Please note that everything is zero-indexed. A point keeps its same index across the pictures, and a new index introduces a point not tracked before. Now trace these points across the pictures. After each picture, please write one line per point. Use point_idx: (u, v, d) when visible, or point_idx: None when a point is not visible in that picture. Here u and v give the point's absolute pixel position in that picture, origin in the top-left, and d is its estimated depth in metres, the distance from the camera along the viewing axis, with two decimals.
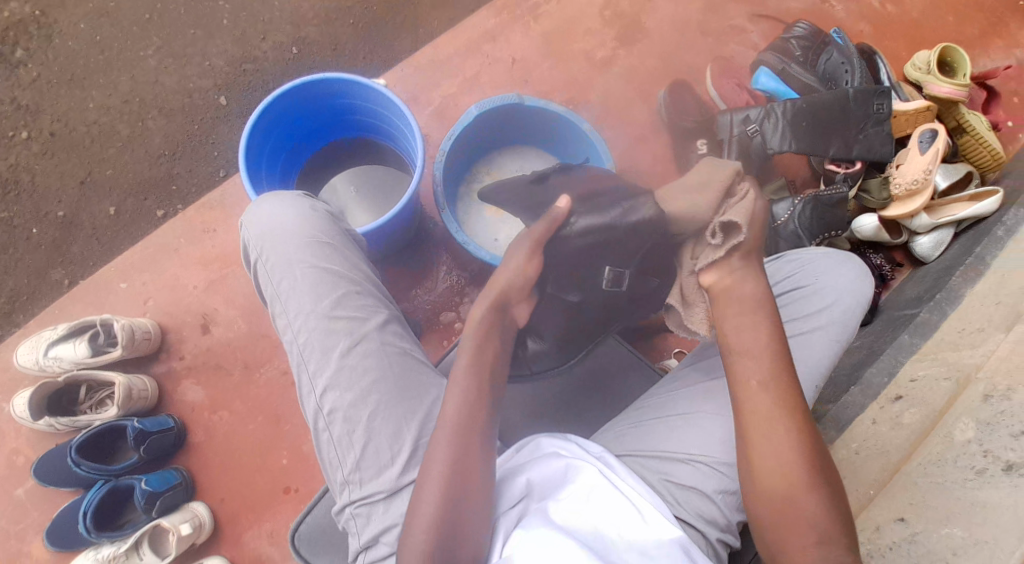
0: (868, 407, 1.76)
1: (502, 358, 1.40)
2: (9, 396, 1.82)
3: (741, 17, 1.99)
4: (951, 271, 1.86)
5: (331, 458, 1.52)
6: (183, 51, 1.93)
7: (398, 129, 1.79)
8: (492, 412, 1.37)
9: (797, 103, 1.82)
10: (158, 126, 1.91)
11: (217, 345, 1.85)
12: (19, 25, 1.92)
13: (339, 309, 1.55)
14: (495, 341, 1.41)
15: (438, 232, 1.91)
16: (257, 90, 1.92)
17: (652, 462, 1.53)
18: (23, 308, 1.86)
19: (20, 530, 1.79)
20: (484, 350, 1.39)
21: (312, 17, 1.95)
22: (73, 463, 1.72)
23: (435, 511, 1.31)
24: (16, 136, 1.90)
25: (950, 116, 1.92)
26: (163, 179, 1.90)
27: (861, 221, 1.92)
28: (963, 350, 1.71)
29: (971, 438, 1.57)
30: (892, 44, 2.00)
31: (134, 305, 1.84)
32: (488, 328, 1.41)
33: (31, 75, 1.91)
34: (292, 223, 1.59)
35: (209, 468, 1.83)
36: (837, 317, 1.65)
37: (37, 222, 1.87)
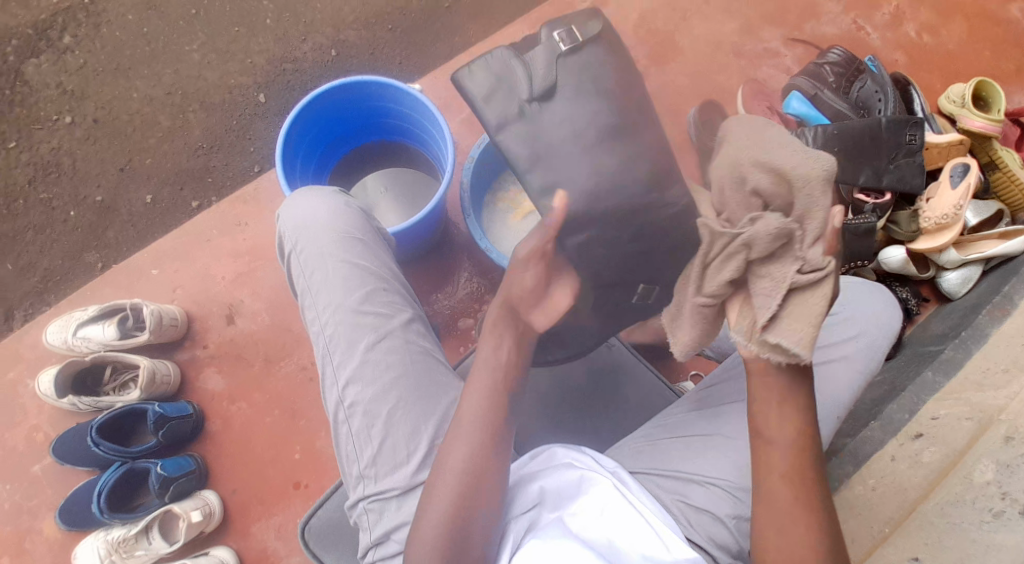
0: (887, 442, 1.73)
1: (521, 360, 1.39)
2: (33, 374, 1.86)
3: (776, 40, 2.00)
4: (978, 309, 1.83)
5: (349, 451, 1.53)
6: (226, 47, 1.98)
7: (429, 134, 1.81)
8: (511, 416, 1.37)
9: (828, 129, 1.83)
10: (198, 119, 1.96)
11: (240, 336, 1.89)
12: (68, 12, 1.98)
13: (367, 304, 1.57)
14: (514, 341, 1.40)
15: (462, 238, 1.93)
16: (295, 90, 1.97)
17: (666, 482, 1.52)
18: (56, 288, 1.90)
19: (32, 507, 1.81)
20: (502, 350, 1.38)
21: (352, 20, 1.99)
22: (92, 443, 1.74)
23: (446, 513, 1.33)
24: (61, 119, 1.96)
25: (984, 152, 1.89)
26: (199, 170, 1.95)
27: (888, 253, 1.89)
28: (987, 391, 1.69)
29: (991, 480, 1.57)
30: (928, 75, 1.99)
31: (163, 292, 1.89)
32: (502, 329, 1.39)
33: (79, 62, 1.97)
34: (328, 218, 1.63)
35: (224, 458, 1.86)
36: (862, 348, 1.63)
37: (75, 205, 1.93)
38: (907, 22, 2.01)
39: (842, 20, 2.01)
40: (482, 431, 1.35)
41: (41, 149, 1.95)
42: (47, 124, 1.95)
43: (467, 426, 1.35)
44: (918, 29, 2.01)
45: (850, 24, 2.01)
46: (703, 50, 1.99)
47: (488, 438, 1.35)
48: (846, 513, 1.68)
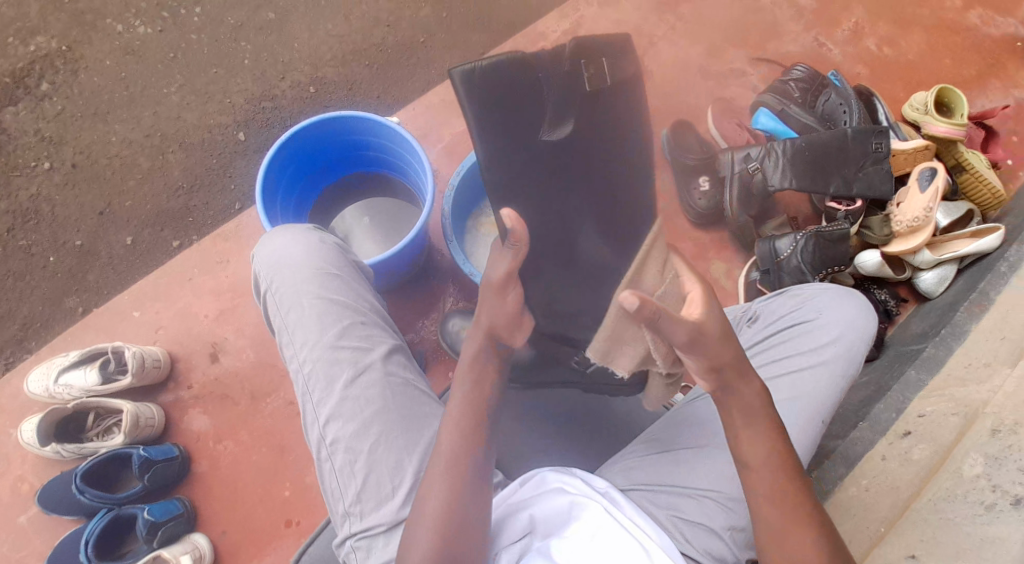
0: (877, 442, 1.72)
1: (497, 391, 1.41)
2: (16, 422, 1.82)
3: (741, 60, 2.06)
4: (956, 307, 1.86)
5: (333, 488, 1.51)
6: (204, 89, 2.01)
7: (408, 163, 1.83)
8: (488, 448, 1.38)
9: (797, 141, 1.88)
10: (178, 160, 1.97)
11: (224, 374, 1.87)
12: (46, 60, 2.01)
13: (345, 339, 1.56)
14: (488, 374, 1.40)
15: (446, 263, 1.93)
16: (276, 127, 2.00)
17: (657, 497, 1.51)
18: (37, 334, 1.88)
19: (20, 558, 1.76)
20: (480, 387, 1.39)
21: (329, 59, 2.03)
22: (77, 489, 1.70)
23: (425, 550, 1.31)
24: (39, 166, 1.96)
25: (950, 155, 1.96)
26: (180, 211, 1.95)
27: (862, 257, 1.93)
28: (970, 386, 1.72)
29: (980, 473, 1.60)
30: (889, 86, 2.06)
31: (146, 333, 1.88)
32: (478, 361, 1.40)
33: (57, 109, 1.99)
34: (302, 256, 1.62)
35: (212, 500, 1.81)
36: (841, 351, 1.62)
37: (55, 250, 1.92)
38: (867, 36, 2.08)
39: (804, 38, 2.08)
40: (457, 464, 1.35)
41: (21, 196, 1.95)
42: (26, 170, 1.96)
43: (445, 463, 1.35)
44: (878, 43, 2.08)
45: (812, 41, 2.08)
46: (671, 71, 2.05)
47: (465, 469, 1.35)
48: (844, 519, 1.66)
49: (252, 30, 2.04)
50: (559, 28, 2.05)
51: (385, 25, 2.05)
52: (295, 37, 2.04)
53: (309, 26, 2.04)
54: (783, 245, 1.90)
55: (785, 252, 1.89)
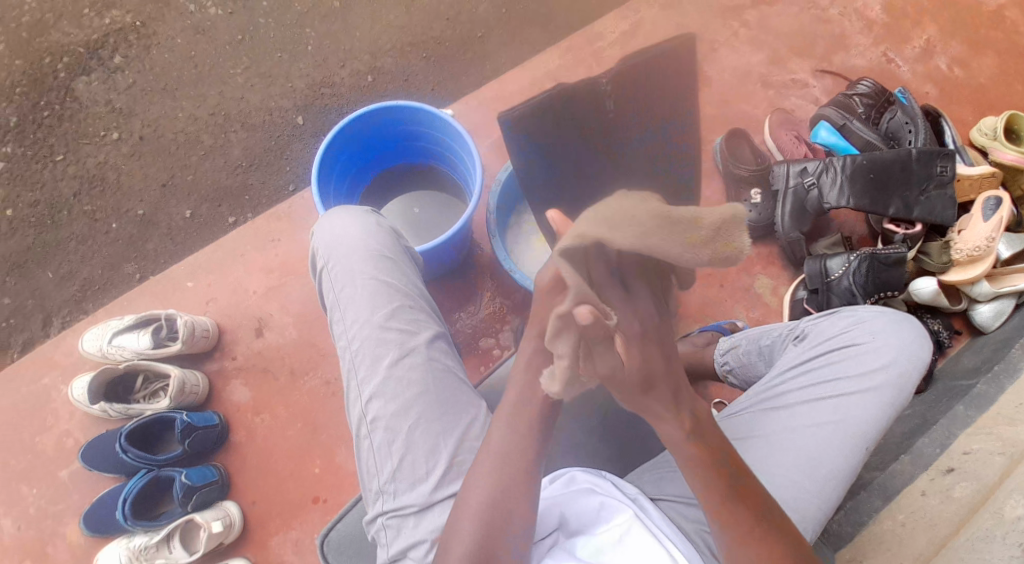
0: (918, 477, 1.69)
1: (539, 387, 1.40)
2: (67, 379, 1.90)
3: (805, 71, 2.02)
4: (1008, 345, 1.81)
5: (369, 465, 1.55)
6: (268, 72, 2.06)
7: (458, 156, 1.85)
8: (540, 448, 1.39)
9: (858, 159, 1.83)
10: (239, 139, 2.03)
11: (268, 349, 1.91)
12: (120, 33, 2.08)
13: (393, 320, 1.59)
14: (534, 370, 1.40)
15: (487, 257, 1.95)
16: (333, 112, 2.04)
17: (688, 510, 1.52)
18: (94, 297, 1.97)
19: (58, 511, 1.83)
20: (530, 383, 1.40)
21: (389, 49, 2.06)
22: (120, 449, 1.78)
23: (468, 551, 1.34)
24: (107, 136, 2.04)
25: (1016, 185, 1.88)
26: (237, 188, 2.01)
27: (918, 284, 1.87)
28: (1019, 425, 1.65)
29: (1022, 515, 1.52)
30: (958, 108, 1.99)
31: (197, 303, 1.93)
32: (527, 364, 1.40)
33: (128, 82, 2.06)
34: (360, 236, 1.65)
35: (246, 469, 1.87)
36: (892, 379, 1.58)
37: (117, 217, 2.00)
38: (939, 55, 2.02)
39: (872, 52, 2.02)
40: (509, 467, 1.37)
41: (89, 163, 2.03)
42: (95, 139, 2.04)
43: (497, 463, 1.37)
44: (949, 63, 2.01)
45: (881, 56, 2.02)
46: (731, 79, 2.02)
47: (522, 475, 1.37)
48: (875, 551, 1.62)
49: (318, 17, 2.08)
50: (619, 30, 2.01)
51: (445, 19, 2.07)
52: (357, 25, 2.07)
53: (372, 16, 2.07)
54: (835, 264, 1.85)
55: (837, 272, 1.84)
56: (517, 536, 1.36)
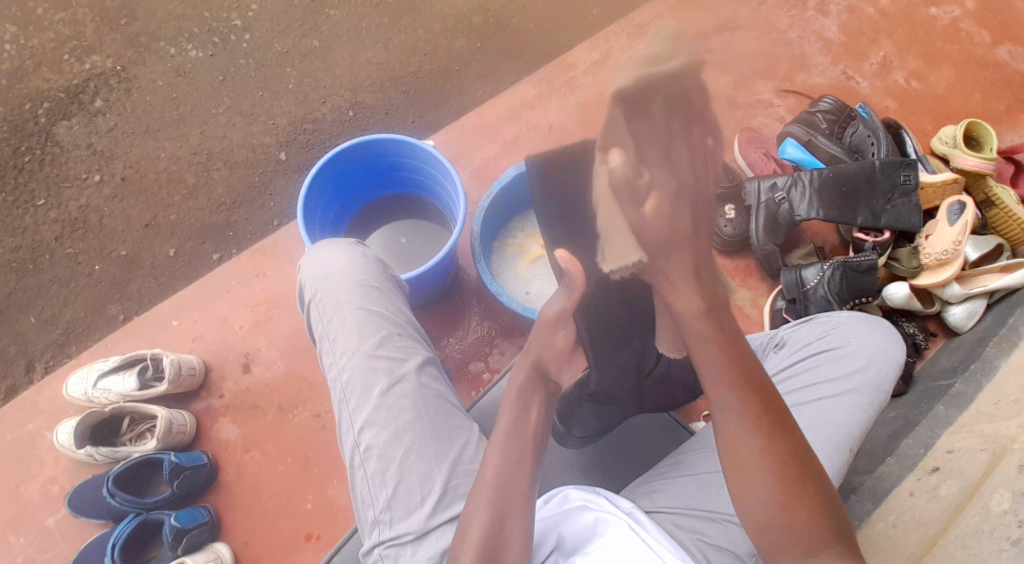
0: (905, 478, 1.70)
1: (547, 410, 1.41)
2: (52, 424, 1.88)
3: (768, 92, 2.09)
4: (984, 343, 1.86)
5: (364, 495, 1.54)
6: (250, 111, 2.09)
7: (439, 184, 1.88)
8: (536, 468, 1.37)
9: (824, 172, 1.90)
10: (222, 177, 2.05)
11: (255, 384, 1.91)
12: (100, 78, 2.12)
13: (382, 349, 1.59)
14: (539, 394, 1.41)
15: (472, 282, 1.97)
16: (315, 147, 2.07)
17: (682, 520, 1.52)
18: (76, 340, 1.96)
19: (46, 559, 1.80)
20: (529, 409, 1.39)
21: (368, 84, 2.11)
22: (107, 493, 1.75)
23: None
24: (90, 178, 2.05)
25: (979, 189, 1.96)
26: (220, 225, 2.02)
27: (890, 290, 1.93)
28: (999, 421, 1.70)
29: (1008, 509, 1.58)
30: (917, 119, 2.07)
31: (182, 341, 1.93)
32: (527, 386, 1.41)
33: (109, 124, 2.09)
34: (345, 267, 1.66)
35: (237, 508, 1.85)
36: (869, 379, 1.62)
37: (100, 259, 2.00)
38: (896, 70, 2.10)
39: (832, 70, 2.10)
40: (505, 491, 1.34)
41: (70, 207, 2.04)
42: (76, 182, 2.05)
43: (497, 486, 1.34)
44: (906, 76, 2.10)
45: (840, 74, 2.10)
46: None
47: (523, 498, 1.35)
48: (874, 556, 1.63)
49: (298, 56, 2.13)
50: (590, 58, 2.07)
51: (422, 54, 2.13)
52: (337, 64, 2.12)
53: (351, 54, 2.13)
54: (809, 273, 1.91)
55: (812, 281, 1.90)
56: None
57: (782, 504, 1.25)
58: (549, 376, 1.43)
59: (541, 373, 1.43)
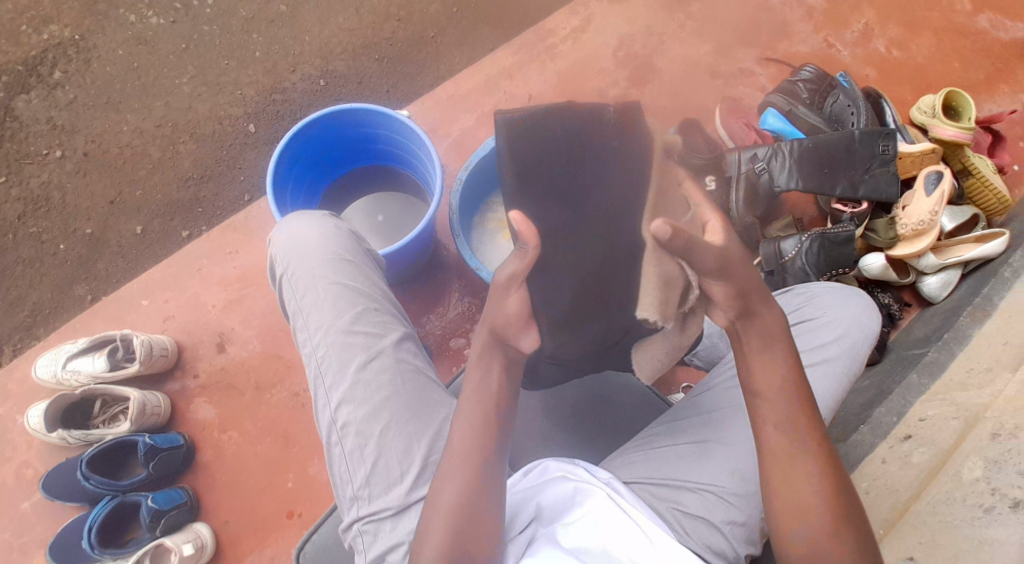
0: (877, 445, 1.74)
1: (510, 387, 1.37)
2: (22, 408, 1.83)
3: (750, 60, 2.06)
4: (958, 312, 1.87)
5: (342, 472, 1.52)
6: (216, 81, 2.02)
7: (415, 155, 1.83)
8: (502, 438, 1.36)
9: (804, 143, 1.89)
10: (189, 150, 1.99)
11: (231, 364, 1.87)
12: (59, 49, 2.03)
13: (358, 324, 1.56)
14: (498, 367, 1.36)
15: (452, 257, 1.95)
16: (286, 119, 2.01)
17: (660, 489, 1.53)
18: (44, 322, 1.90)
19: (22, 544, 1.77)
20: (489, 380, 1.36)
21: (340, 53, 2.04)
22: (82, 476, 1.71)
23: (440, 551, 1.31)
24: (50, 154, 1.98)
25: (956, 159, 1.96)
26: (189, 201, 1.97)
27: (867, 260, 1.94)
28: (971, 390, 1.71)
29: (980, 477, 1.58)
30: (897, 88, 2.06)
31: (154, 322, 1.88)
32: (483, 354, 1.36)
33: (69, 97, 2.01)
34: (318, 241, 1.62)
35: (215, 489, 1.82)
36: (845, 349, 1.62)
37: (64, 238, 1.94)
38: (877, 38, 2.09)
39: (813, 39, 2.08)
40: (471, 463, 1.33)
41: (32, 183, 1.97)
42: (37, 159, 1.98)
43: (455, 462, 1.34)
44: (887, 45, 2.08)
45: (821, 42, 2.08)
46: (681, 68, 2.03)
47: (475, 473, 1.33)
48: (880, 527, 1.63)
49: (265, 22, 2.06)
50: (569, 26, 2.04)
51: (395, 20, 2.06)
52: (307, 30, 2.05)
53: (321, 20, 2.06)
54: (788, 246, 1.91)
55: (790, 253, 1.90)
56: (486, 534, 1.33)
57: (830, 537, 1.29)
58: (510, 343, 1.35)
59: (500, 341, 1.36)
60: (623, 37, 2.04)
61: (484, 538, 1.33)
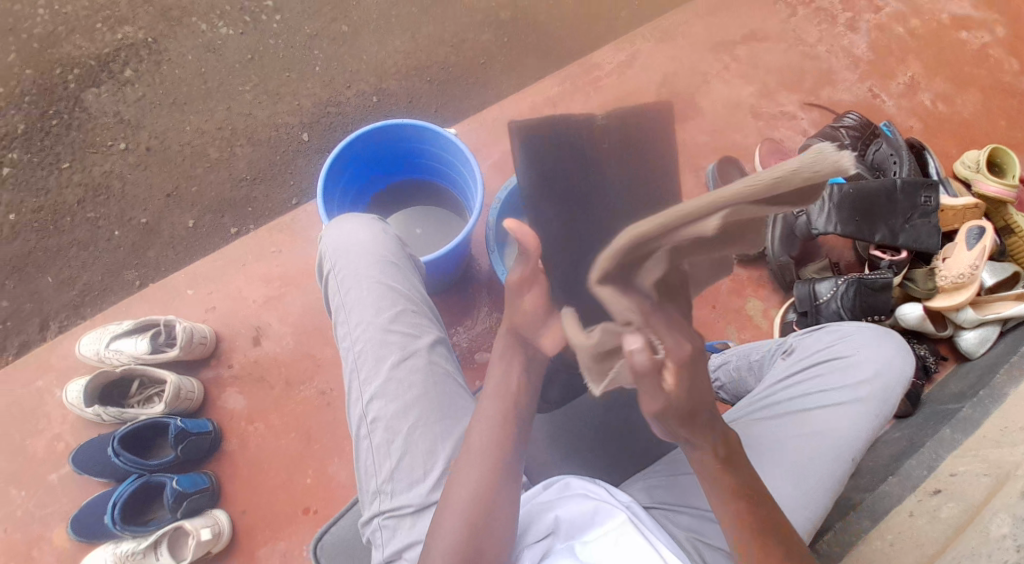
0: (906, 498, 1.68)
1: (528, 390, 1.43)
2: (61, 383, 1.91)
3: (793, 104, 2.10)
4: (993, 370, 1.85)
5: (367, 465, 1.54)
6: (277, 90, 2.12)
7: (457, 171, 1.90)
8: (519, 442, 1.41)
9: (844, 188, 1.89)
10: (244, 153, 2.08)
11: (263, 357, 1.92)
12: (131, 48, 2.15)
13: (396, 324, 1.60)
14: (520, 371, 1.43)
15: (484, 273, 1.99)
16: (337, 130, 2.10)
17: (679, 517, 1.52)
18: (91, 303, 1.99)
19: (45, 514, 1.83)
20: (510, 381, 1.42)
21: (395, 72, 2.13)
22: (113, 452, 1.78)
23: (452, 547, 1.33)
24: (115, 146, 2.09)
25: (998, 216, 1.95)
26: (241, 200, 2.05)
27: (905, 309, 1.92)
28: (1005, 448, 1.64)
29: (1007, 534, 1.48)
30: (942, 142, 2.07)
31: (195, 311, 1.95)
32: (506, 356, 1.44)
33: (138, 95, 2.12)
34: (367, 240, 1.66)
35: (236, 479, 1.86)
36: (877, 391, 1.60)
37: (120, 225, 2.04)
38: (923, 91, 2.10)
39: (858, 87, 2.11)
40: (490, 461, 1.37)
41: (94, 171, 2.07)
42: (102, 149, 2.08)
43: (475, 455, 1.37)
44: (934, 99, 2.10)
45: (867, 91, 2.10)
46: (723, 110, 2.09)
47: (494, 467, 1.37)
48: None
49: (326, 39, 2.16)
50: (615, 61, 2.09)
51: (450, 45, 2.15)
52: (364, 49, 2.15)
53: (379, 41, 2.15)
54: (823, 288, 1.91)
55: (825, 296, 1.90)
56: (501, 533, 1.35)
57: None
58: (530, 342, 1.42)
59: (521, 340, 1.42)
60: (668, 75, 2.08)
61: (500, 534, 1.35)
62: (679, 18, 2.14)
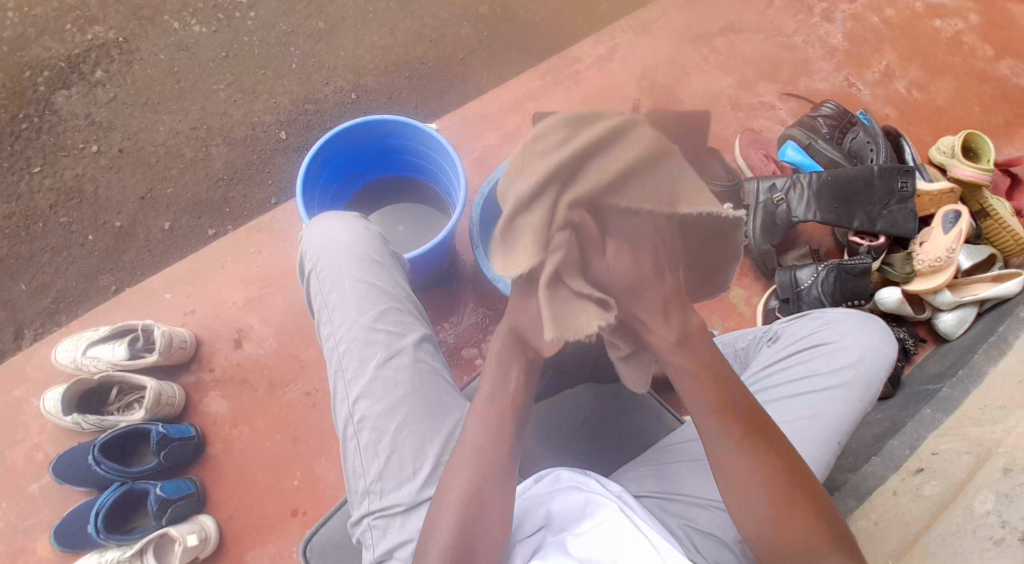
0: (889, 477, 1.70)
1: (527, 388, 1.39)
2: (38, 392, 1.87)
3: (770, 94, 2.11)
4: (973, 350, 1.86)
5: (355, 465, 1.53)
6: (253, 88, 2.09)
7: (438, 167, 1.88)
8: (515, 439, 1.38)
9: (822, 176, 1.91)
10: (221, 153, 2.05)
11: (247, 360, 1.90)
12: (102, 48, 2.11)
13: (381, 322, 1.58)
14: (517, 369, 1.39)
15: (468, 268, 1.98)
16: (315, 128, 2.07)
17: (669, 504, 1.53)
18: (68, 309, 1.95)
19: (27, 526, 1.79)
20: (508, 379, 1.38)
21: (373, 69, 2.11)
22: (94, 460, 1.73)
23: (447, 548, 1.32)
24: (86, 149, 2.05)
25: (974, 200, 1.98)
26: (218, 201, 2.02)
27: (884, 295, 1.92)
28: (986, 426, 1.68)
29: (991, 510, 1.54)
30: (916, 128, 2.09)
31: (175, 315, 1.92)
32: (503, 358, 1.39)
33: (109, 96, 2.08)
34: (348, 239, 1.64)
35: (221, 484, 1.84)
36: (861, 376, 1.61)
37: (94, 229, 2.00)
38: (897, 79, 2.13)
39: (834, 76, 2.13)
40: (484, 461, 1.35)
41: (66, 174, 2.03)
42: (74, 152, 2.04)
43: (467, 456, 1.35)
44: (908, 86, 2.12)
45: (842, 80, 2.12)
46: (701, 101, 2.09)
47: (488, 468, 1.35)
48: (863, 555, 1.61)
49: (302, 36, 2.13)
50: (594, 53, 2.09)
51: (428, 41, 2.14)
52: (341, 46, 2.13)
53: (356, 37, 2.13)
54: (804, 275, 1.93)
55: (806, 282, 1.92)
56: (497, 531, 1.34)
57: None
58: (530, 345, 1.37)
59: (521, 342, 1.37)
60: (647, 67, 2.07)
61: (495, 532, 1.34)
62: (656, 10, 2.15)
